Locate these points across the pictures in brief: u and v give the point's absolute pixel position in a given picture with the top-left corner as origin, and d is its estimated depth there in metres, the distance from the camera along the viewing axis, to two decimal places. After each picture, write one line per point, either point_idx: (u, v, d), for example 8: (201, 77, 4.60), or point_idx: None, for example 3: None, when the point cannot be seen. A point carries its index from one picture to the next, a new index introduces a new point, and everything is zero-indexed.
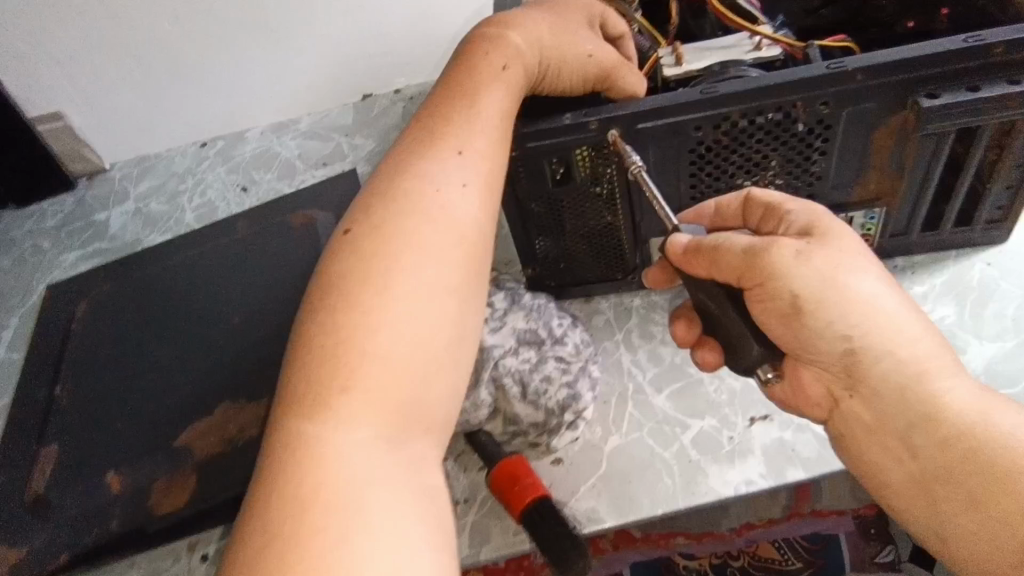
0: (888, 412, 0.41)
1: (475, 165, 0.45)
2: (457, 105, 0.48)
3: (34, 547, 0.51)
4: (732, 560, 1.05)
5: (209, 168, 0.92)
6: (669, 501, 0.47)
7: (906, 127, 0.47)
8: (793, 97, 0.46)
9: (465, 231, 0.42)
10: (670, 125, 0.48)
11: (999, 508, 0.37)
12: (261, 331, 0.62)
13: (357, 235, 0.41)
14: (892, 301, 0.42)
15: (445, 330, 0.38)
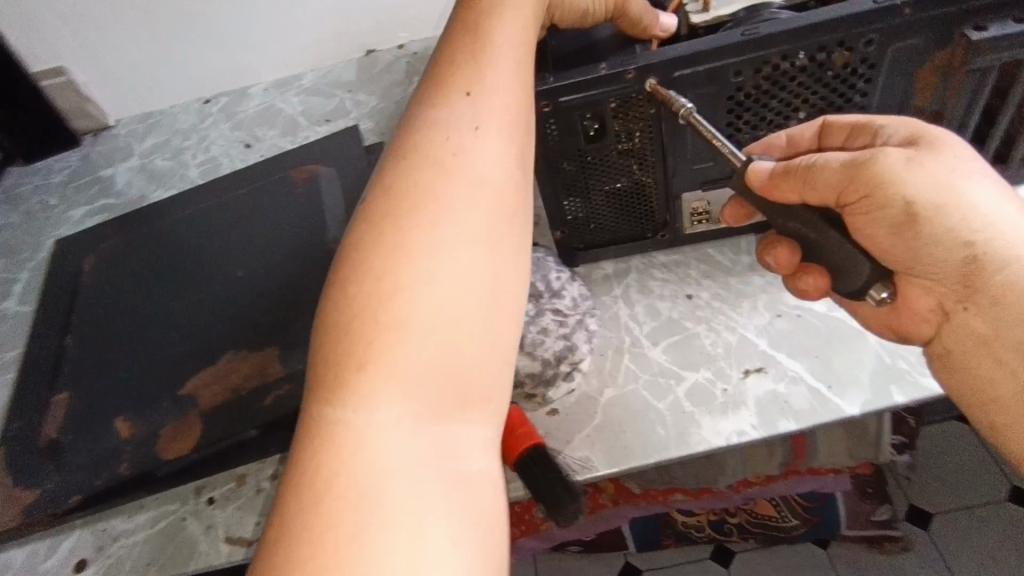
0: (1006, 323, 0.39)
1: (491, 111, 0.42)
2: (470, 50, 0.44)
3: (46, 488, 0.53)
4: (729, 518, 1.08)
5: (213, 125, 0.92)
6: (661, 450, 0.48)
7: (951, 63, 0.47)
8: (835, 36, 0.45)
9: (487, 179, 0.39)
10: (710, 71, 0.46)
11: None
12: (267, 283, 0.63)
13: (372, 203, 0.38)
14: (1010, 210, 0.41)
15: (475, 288, 0.36)
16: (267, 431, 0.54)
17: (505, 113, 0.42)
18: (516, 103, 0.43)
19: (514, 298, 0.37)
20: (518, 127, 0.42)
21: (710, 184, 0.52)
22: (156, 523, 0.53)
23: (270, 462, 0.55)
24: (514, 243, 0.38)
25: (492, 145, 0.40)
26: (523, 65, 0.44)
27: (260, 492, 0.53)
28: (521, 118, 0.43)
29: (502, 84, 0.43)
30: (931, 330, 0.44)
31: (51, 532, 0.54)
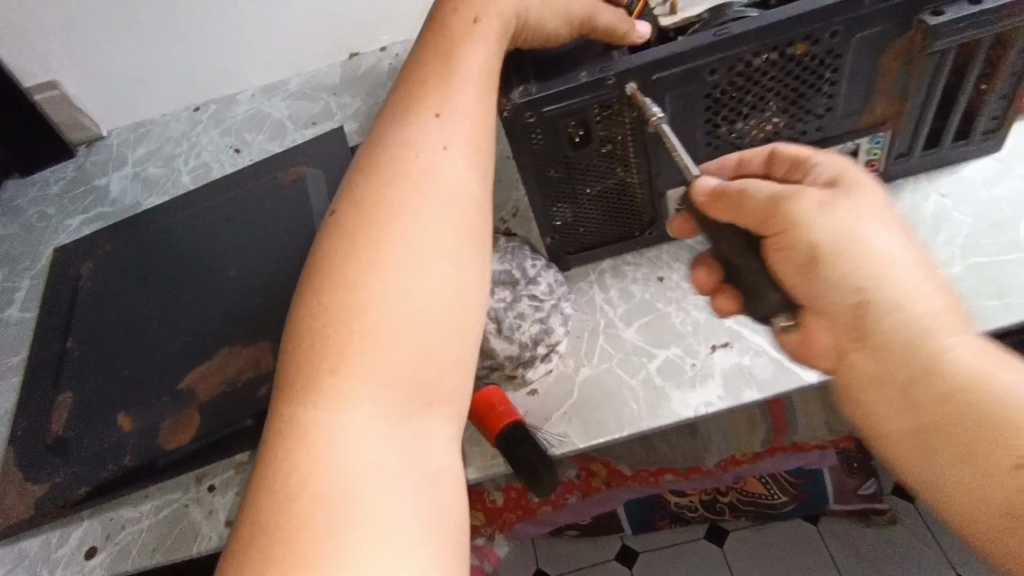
0: (893, 366, 0.39)
1: (456, 132, 0.45)
2: (437, 71, 0.47)
3: (55, 481, 0.56)
4: (721, 497, 1.11)
5: (203, 131, 0.95)
6: (634, 424, 0.51)
7: (912, 48, 0.46)
8: (799, 31, 0.45)
9: (453, 194, 0.42)
10: (686, 72, 0.46)
11: (987, 456, 0.35)
12: (259, 281, 0.65)
13: (345, 215, 0.41)
14: (909, 262, 0.40)
15: (443, 300, 0.39)
16: (261, 421, 0.56)
17: (468, 133, 0.45)
18: (478, 124, 0.46)
19: (476, 308, 0.40)
20: (480, 148, 0.45)
21: None
22: (160, 510, 0.56)
23: None
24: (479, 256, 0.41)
25: (456, 163, 0.43)
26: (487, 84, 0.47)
27: None
28: (483, 139, 0.46)
29: (467, 105, 0.46)
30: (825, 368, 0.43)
31: (62, 522, 0.57)
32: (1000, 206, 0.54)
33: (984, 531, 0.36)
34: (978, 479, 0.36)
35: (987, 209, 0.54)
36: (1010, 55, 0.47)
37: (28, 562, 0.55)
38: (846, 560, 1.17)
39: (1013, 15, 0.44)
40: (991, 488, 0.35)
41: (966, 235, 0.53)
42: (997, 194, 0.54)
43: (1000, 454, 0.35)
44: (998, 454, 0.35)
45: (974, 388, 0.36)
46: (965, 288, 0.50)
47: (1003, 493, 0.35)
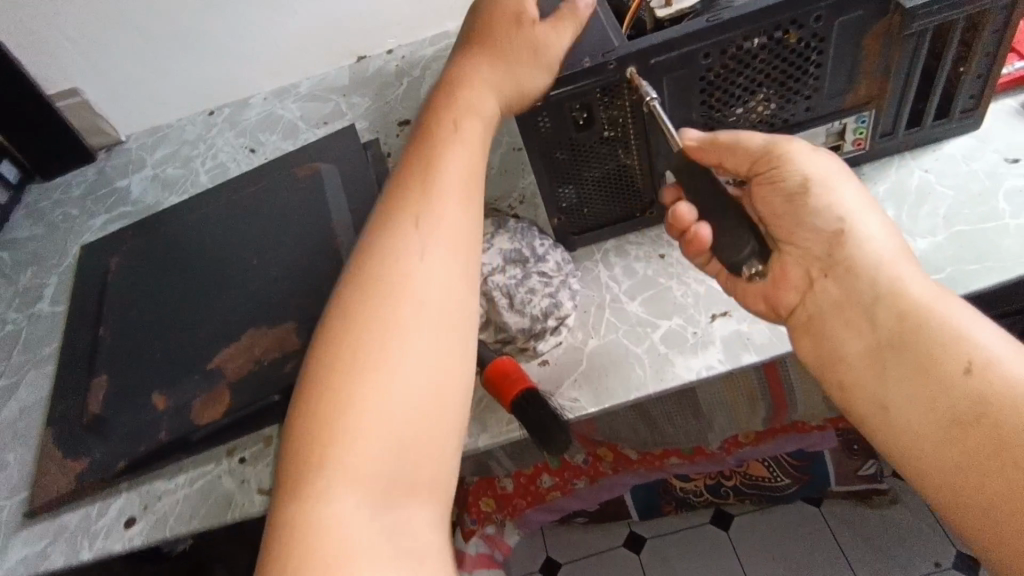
0: (859, 289, 0.45)
1: (436, 235, 0.46)
2: (421, 178, 0.49)
3: (95, 456, 0.60)
4: (725, 480, 1.14)
5: (218, 133, 0.98)
6: (640, 388, 0.54)
7: (891, 31, 0.50)
8: (786, 16, 0.48)
9: (432, 303, 0.43)
10: (681, 56, 0.50)
11: (939, 369, 0.40)
12: (279, 268, 0.68)
13: (333, 320, 0.43)
14: (873, 212, 0.47)
15: (418, 408, 0.40)
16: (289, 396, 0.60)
17: (450, 238, 0.47)
18: (457, 229, 0.47)
19: (453, 416, 0.42)
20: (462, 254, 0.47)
21: None
22: (194, 481, 0.59)
23: None
24: (455, 364, 0.43)
25: (437, 273, 0.45)
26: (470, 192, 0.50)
27: None
28: (466, 243, 0.47)
29: (447, 209, 0.48)
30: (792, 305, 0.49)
31: (101, 496, 0.60)
32: (977, 181, 0.57)
33: (929, 449, 0.40)
34: (924, 389, 0.40)
35: (968, 182, 0.57)
36: (983, 36, 0.51)
37: (70, 533, 0.58)
38: (850, 542, 1.19)
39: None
40: (934, 395, 0.40)
41: (949, 207, 0.56)
42: (977, 168, 0.58)
43: (944, 363, 0.40)
44: (943, 363, 0.40)
45: (926, 312, 0.42)
46: (948, 254, 0.53)
47: (943, 399, 0.39)
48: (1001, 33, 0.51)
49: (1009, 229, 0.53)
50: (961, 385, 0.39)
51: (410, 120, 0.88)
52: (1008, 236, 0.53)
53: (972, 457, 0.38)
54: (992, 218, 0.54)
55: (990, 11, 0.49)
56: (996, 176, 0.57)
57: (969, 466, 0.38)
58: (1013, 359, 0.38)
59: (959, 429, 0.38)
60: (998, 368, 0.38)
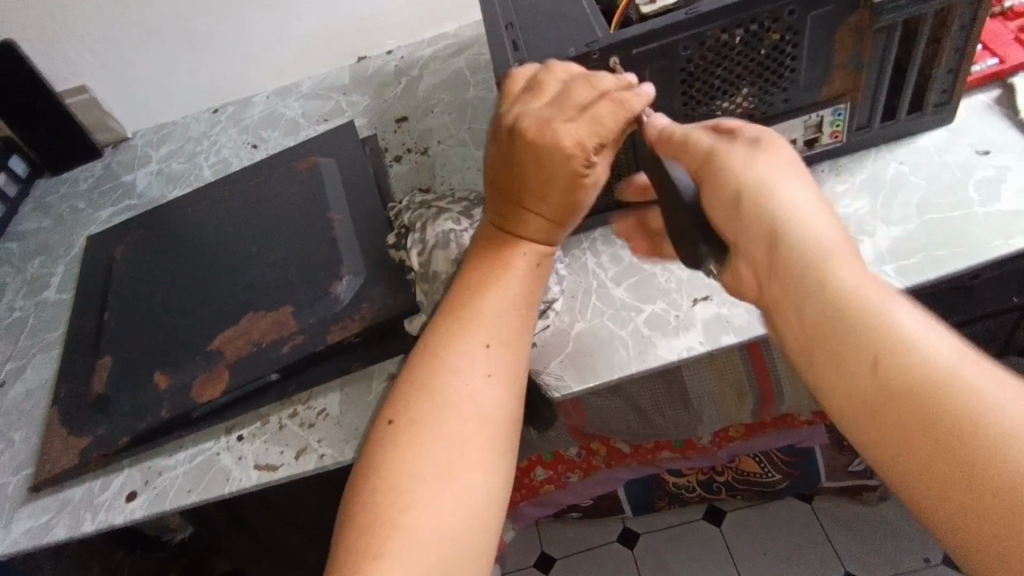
0: (773, 250, 0.41)
1: (502, 367, 0.47)
2: (471, 296, 0.51)
3: (99, 433, 0.62)
4: (716, 476, 1.15)
5: (222, 130, 1.01)
6: (624, 368, 0.56)
7: (862, 25, 0.52)
8: (760, 10, 0.51)
9: (486, 416, 0.44)
10: (661, 47, 0.52)
11: (847, 331, 0.36)
12: (278, 255, 0.70)
13: (398, 422, 0.44)
14: (795, 174, 0.43)
15: (468, 515, 0.40)
16: (286, 375, 0.62)
17: (501, 354, 0.48)
18: (507, 348, 0.48)
19: (499, 512, 0.42)
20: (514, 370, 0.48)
21: None
22: (193, 457, 0.61)
23: (289, 405, 0.62)
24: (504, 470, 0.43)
25: (491, 389, 0.45)
26: (520, 302, 0.51)
27: (283, 428, 0.61)
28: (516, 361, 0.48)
29: (497, 327, 0.49)
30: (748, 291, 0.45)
31: (104, 471, 0.62)
32: (948, 172, 0.59)
33: (853, 416, 0.35)
34: (842, 377, 0.36)
35: (940, 173, 0.59)
36: (950, 30, 0.53)
37: (73, 507, 0.60)
38: (840, 538, 1.20)
39: None
40: (855, 382, 0.35)
41: (922, 196, 0.58)
42: (949, 160, 0.60)
43: (860, 348, 0.35)
44: (857, 348, 0.35)
45: (845, 290, 0.37)
46: (920, 241, 0.55)
47: (852, 362, 0.35)
48: (969, 28, 0.53)
49: (977, 217, 0.55)
50: (877, 372, 0.34)
51: (407, 117, 0.91)
52: (974, 224, 0.55)
53: (897, 445, 0.33)
54: (962, 207, 0.56)
55: (956, 6, 0.52)
56: (968, 168, 0.59)
57: (888, 431, 0.33)
58: (931, 338, 0.33)
59: (878, 415, 0.34)
60: (915, 348, 0.33)
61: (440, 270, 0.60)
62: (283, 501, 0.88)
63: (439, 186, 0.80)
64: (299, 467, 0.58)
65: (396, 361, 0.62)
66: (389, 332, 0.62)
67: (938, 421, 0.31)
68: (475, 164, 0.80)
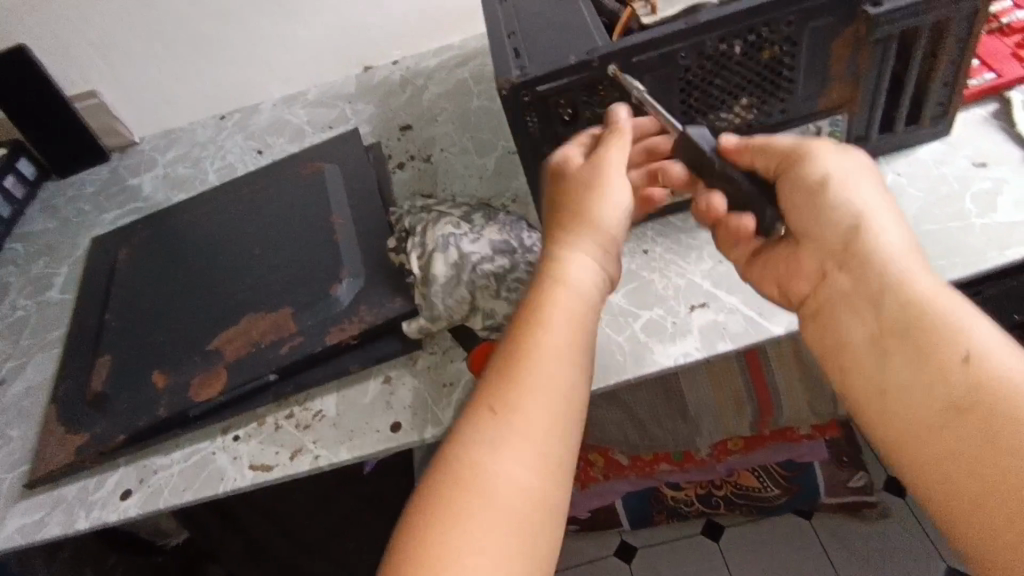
0: (868, 280, 0.44)
1: (547, 436, 0.43)
2: (521, 351, 0.46)
3: (96, 430, 0.62)
4: (715, 490, 1.14)
5: (228, 136, 1.02)
6: (620, 373, 0.56)
7: (858, 37, 0.53)
8: (758, 20, 0.52)
9: (530, 492, 0.41)
10: (661, 56, 0.53)
11: (934, 357, 0.40)
12: (279, 257, 0.71)
13: (435, 491, 0.41)
14: (875, 197, 0.47)
15: (518, 571, 0.38)
16: (283, 375, 0.62)
17: (559, 414, 0.44)
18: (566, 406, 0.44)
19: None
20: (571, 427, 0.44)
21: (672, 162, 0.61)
22: (188, 457, 0.61)
23: (286, 406, 0.62)
24: (555, 527, 0.41)
25: (541, 465, 0.42)
26: (579, 354, 0.47)
27: (278, 429, 0.60)
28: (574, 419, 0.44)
29: (554, 389, 0.44)
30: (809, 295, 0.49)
31: (100, 469, 0.62)
32: (944, 184, 0.59)
33: (919, 425, 0.40)
34: (925, 385, 0.40)
35: (937, 185, 0.60)
36: (946, 45, 0.54)
37: (67, 505, 0.60)
38: (840, 554, 1.19)
39: (944, 6, 0.51)
40: (932, 384, 0.39)
41: (918, 206, 0.59)
42: (945, 172, 0.60)
43: (942, 355, 0.40)
44: (956, 379, 0.38)
45: (935, 329, 0.40)
46: (916, 250, 0.56)
47: (940, 386, 0.39)
48: (965, 43, 0.54)
49: (973, 228, 0.56)
50: (957, 377, 0.39)
51: (411, 125, 0.92)
52: (969, 234, 0.55)
53: (962, 446, 0.37)
54: (958, 218, 0.57)
55: (952, 20, 0.52)
56: (964, 179, 0.59)
57: (957, 448, 0.38)
58: (1006, 355, 0.38)
59: (948, 416, 0.38)
60: (994, 363, 0.38)
61: (438, 272, 0.60)
62: (279, 505, 0.88)
63: (441, 193, 0.80)
64: (293, 468, 0.57)
65: (394, 365, 0.62)
66: (388, 334, 0.62)
67: (1008, 426, 0.36)
68: (477, 172, 0.81)
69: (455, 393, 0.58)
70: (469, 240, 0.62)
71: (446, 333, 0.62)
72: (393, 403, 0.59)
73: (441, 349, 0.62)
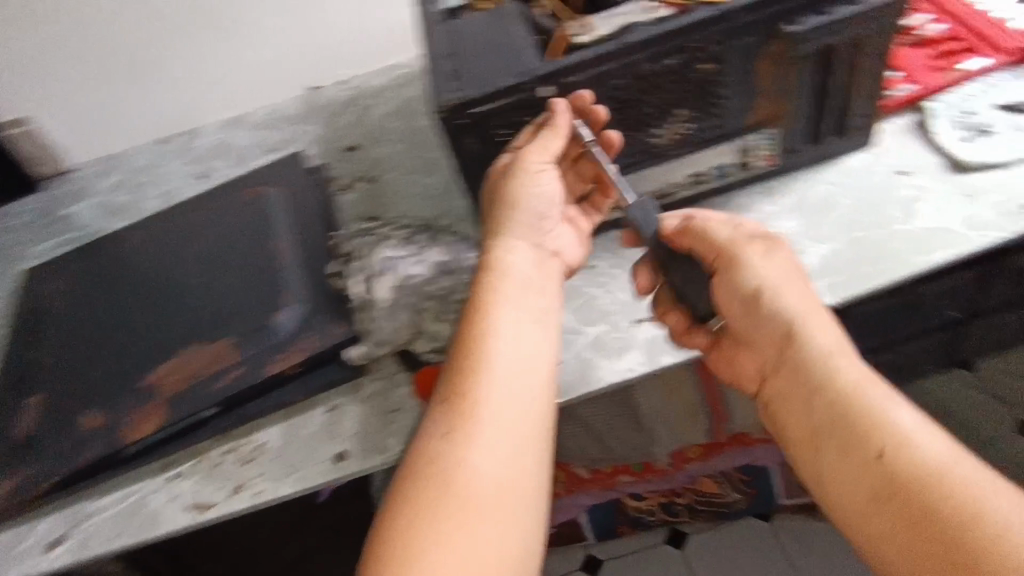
0: (803, 380, 0.50)
1: (510, 426, 0.46)
2: (472, 341, 0.49)
3: (20, 480, 0.58)
4: (678, 498, 1.15)
5: (169, 161, 0.99)
6: (569, 390, 0.56)
7: (779, 54, 0.55)
8: (685, 40, 0.53)
9: (502, 479, 0.44)
10: (592, 77, 0.54)
11: (861, 450, 0.45)
12: (219, 285, 0.69)
13: (409, 492, 0.44)
14: (799, 288, 0.52)
15: (502, 555, 0.42)
16: (223, 409, 0.59)
17: (517, 397, 0.47)
18: (519, 393, 0.47)
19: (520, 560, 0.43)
20: (528, 416, 0.47)
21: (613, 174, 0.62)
22: (122, 500, 0.58)
23: (226, 440, 0.60)
24: (528, 504, 0.44)
25: (506, 454, 0.45)
26: (533, 339, 0.50)
27: (219, 465, 0.58)
28: (536, 404, 0.48)
29: (507, 375, 0.48)
30: (757, 380, 0.54)
31: (27, 519, 0.58)
32: (869, 192, 0.62)
33: (856, 512, 0.45)
34: (853, 474, 0.45)
35: (865, 193, 0.62)
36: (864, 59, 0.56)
37: None
38: (799, 554, 1.20)
39: (858, 25, 0.53)
40: (863, 473, 0.45)
41: (847, 215, 0.61)
42: (871, 180, 0.63)
43: (869, 444, 0.45)
44: (885, 469, 0.44)
45: (868, 426, 0.46)
46: (845, 258, 0.57)
47: (867, 479, 0.45)
48: (878, 58, 0.57)
49: (897, 234, 0.58)
50: (882, 469, 0.44)
51: (357, 145, 0.91)
52: (892, 240, 0.57)
53: (900, 527, 0.43)
54: (881, 225, 0.59)
55: (866, 37, 0.55)
56: (888, 187, 0.61)
57: (894, 532, 0.43)
58: (925, 439, 0.44)
59: (889, 507, 0.43)
60: (919, 451, 0.44)
61: (379, 297, 0.60)
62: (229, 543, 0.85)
63: (388, 214, 0.79)
64: (234, 505, 0.55)
65: (339, 392, 0.60)
66: (332, 361, 0.61)
67: (939, 512, 0.41)
68: (424, 192, 0.80)
69: (402, 418, 0.57)
70: (411, 262, 0.63)
71: (393, 356, 0.61)
72: (338, 433, 0.58)
73: (387, 373, 0.60)
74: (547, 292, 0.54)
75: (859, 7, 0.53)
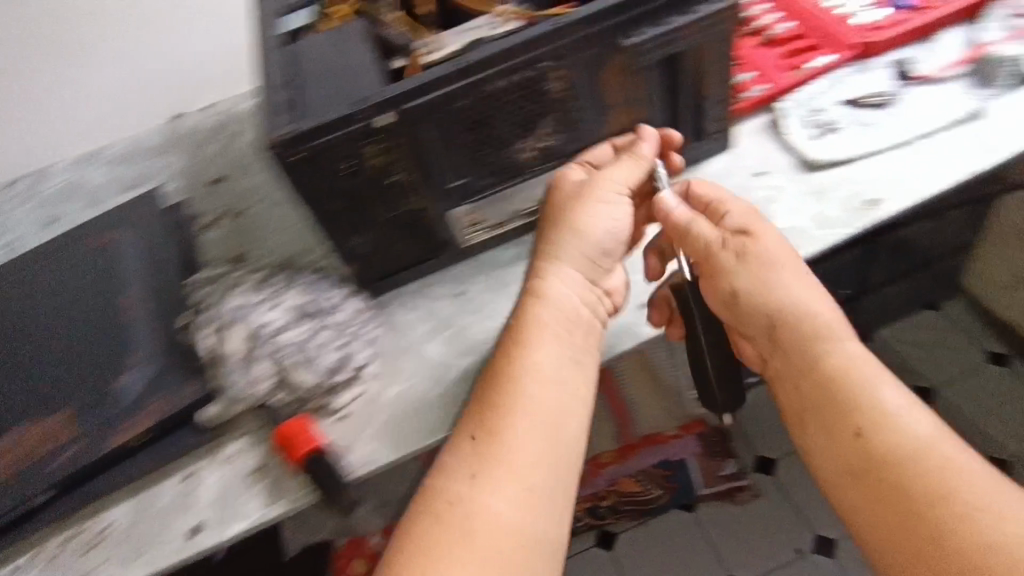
0: (794, 362, 0.51)
1: (537, 468, 0.46)
2: (506, 376, 0.49)
3: None
4: (601, 501, 1.15)
5: (12, 207, 0.89)
6: (440, 430, 0.53)
7: (619, 66, 0.54)
8: (522, 58, 0.51)
9: (521, 522, 0.44)
10: (430, 102, 0.51)
11: (844, 429, 0.47)
12: (58, 349, 0.62)
13: (421, 524, 0.45)
14: (789, 275, 0.52)
15: None
16: (63, 490, 0.54)
17: (547, 439, 0.47)
18: (556, 431, 0.48)
19: None
20: (560, 457, 0.47)
21: (475, 197, 0.59)
22: None
23: (70, 525, 0.54)
24: (544, 550, 0.44)
25: (524, 499, 0.45)
26: (570, 378, 0.50)
27: (62, 554, 0.53)
28: (566, 448, 0.48)
29: (542, 416, 0.48)
30: (757, 360, 0.56)
31: None
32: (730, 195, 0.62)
33: (837, 486, 0.48)
34: (834, 450, 0.48)
35: None
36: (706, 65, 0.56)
37: None
38: (724, 540, 1.22)
39: (693, 33, 0.53)
40: (842, 451, 0.47)
41: None
42: (732, 183, 0.63)
43: (849, 423, 0.47)
44: (865, 447, 0.46)
45: (851, 404, 0.47)
46: None
47: (846, 458, 0.47)
48: (721, 63, 0.57)
49: None
50: (860, 447, 0.46)
51: (224, 176, 0.85)
52: None
53: (874, 503, 0.45)
54: None
55: (704, 44, 0.55)
56: (745, 190, 0.62)
57: (870, 507, 0.45)
58: (913, 420, 0.46)
59: (869, 485, 0.46)
60: (903, 430, 0.45)
61: (232, 350, 0.56)
62: None
63: (256, 250, 0.74)
64: None
65: (197, 457, 0.56)
66: (187, 423, 0.57)
67: (911, 490, 0.44)
68: (294, 223, 0.76)
69: (262, 479, 0.53)
70: (265, 309, 0.58)
71: (259, 410, 0.57)
72: (194, 503, 0.53)
73: (252, 430, 0.56)
74: (588, 331, 0.53)
75: (692, 15, 0.52)
